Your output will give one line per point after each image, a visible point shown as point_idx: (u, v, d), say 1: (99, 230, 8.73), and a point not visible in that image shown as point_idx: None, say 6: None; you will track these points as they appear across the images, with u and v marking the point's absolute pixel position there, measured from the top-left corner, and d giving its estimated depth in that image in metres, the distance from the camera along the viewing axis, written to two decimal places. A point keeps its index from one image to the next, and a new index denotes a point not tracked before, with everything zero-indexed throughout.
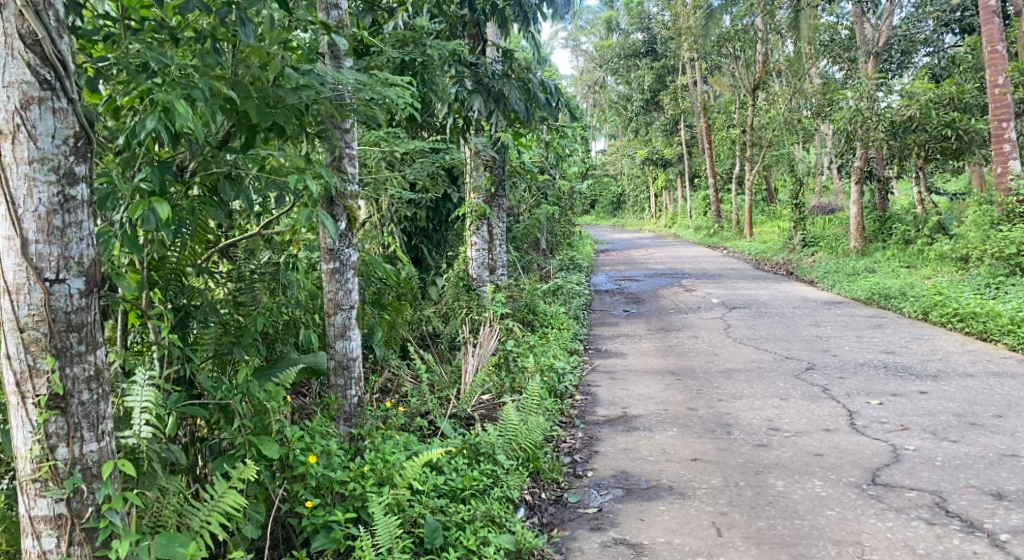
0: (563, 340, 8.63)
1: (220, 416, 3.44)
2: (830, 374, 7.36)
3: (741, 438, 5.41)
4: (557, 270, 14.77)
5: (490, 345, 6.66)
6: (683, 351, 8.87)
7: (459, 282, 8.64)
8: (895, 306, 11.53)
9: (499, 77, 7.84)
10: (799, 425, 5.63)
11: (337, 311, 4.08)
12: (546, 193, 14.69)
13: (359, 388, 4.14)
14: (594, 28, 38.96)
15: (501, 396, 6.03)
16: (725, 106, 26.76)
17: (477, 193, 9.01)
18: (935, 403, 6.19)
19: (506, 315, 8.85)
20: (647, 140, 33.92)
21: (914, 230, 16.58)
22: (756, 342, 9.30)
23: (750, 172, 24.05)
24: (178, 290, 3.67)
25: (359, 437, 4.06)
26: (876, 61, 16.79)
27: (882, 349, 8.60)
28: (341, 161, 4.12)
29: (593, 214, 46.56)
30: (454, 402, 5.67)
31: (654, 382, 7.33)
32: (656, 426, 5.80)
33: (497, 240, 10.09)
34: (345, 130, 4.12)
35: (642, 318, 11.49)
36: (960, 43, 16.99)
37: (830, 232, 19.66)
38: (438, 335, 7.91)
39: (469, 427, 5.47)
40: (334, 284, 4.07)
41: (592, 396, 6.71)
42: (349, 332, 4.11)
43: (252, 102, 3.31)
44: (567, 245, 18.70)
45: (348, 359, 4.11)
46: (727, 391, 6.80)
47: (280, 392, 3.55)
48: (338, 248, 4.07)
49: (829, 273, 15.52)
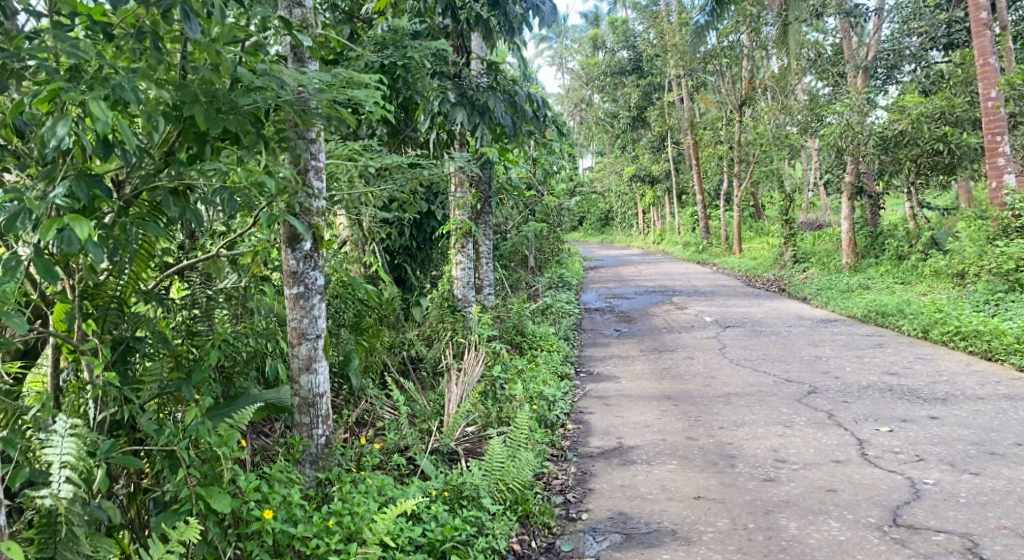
0: (553, 364, 8.23)
1: (164, 464, 3.06)
2: (834, 398, 7.00)
3: (747, 472, 5.02)
4: (546, 289, 14.39)
5: (475, 371, 6.27)
6: (678, 374, 8.48)
7: (444, 304, 8.25)
8: (893, 324, 11.19)
9: (484, 89, 7.53)
10: (807, 456, 5.26)
11: (302, 342, 3.70)
12: (534, 210, 14.34)
13: (327, 426, 3.77)
14: (579, 46, 38.83)
15: (488, 427, 5.59)
16: (713, 123, 26.56)
17: (462, 210, 8.64)
18: (948, 429, 5.82)
19: (494, 338, 8.45)
20: (634, 157, 33.69)
21: (907, 246, 16.30)
22: (754, 363, 8.94)
23: (739, 188, 23.80)
24: (118, 320, 3.29)
25: (327, 482, 3.73)
26: (865, 76, 16.55)
27: (884, 370, 8.25)
28: (307, 173, 3.73)
29: (581, 231, 46.27)
30: (436, 435, 5.26)
31: (650, 408, 6.94)
32: (655, 458, 5.42)
33: (483, 258, 9.71)
34: (311, 140, 3.74)
35: (634, 338, 11.12)
36: (945, 60, 16.71)
37: (821, 248, 19.38)
38: (421, 360, 7.52)
39: (452, 464, 5.06)
40: (298, 311, 3.70)
41: (585, 424, 6.32)
42: (316, 366, 3.73)
43: (199, 106, 2.95)
44: (556, 263, 18.34)
45: (314, 395, 3.73)
46: (728, 418, 6.41)
47: (234, 435, 3.14)
48: (302, 271, 3.69)
49: (823, 289, 15.21)
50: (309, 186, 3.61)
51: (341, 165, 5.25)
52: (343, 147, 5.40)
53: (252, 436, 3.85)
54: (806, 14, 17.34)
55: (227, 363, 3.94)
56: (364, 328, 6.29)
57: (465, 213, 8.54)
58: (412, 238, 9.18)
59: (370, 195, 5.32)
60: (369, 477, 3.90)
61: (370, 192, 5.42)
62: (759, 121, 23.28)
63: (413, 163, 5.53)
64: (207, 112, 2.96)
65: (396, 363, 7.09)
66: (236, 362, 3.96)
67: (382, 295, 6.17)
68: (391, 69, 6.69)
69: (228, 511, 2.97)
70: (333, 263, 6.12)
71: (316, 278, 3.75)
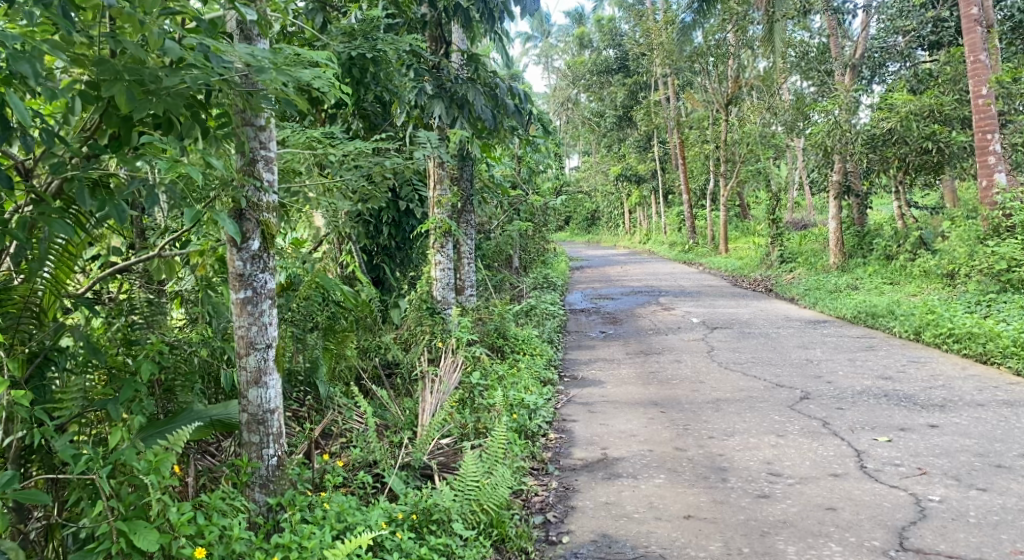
0: (535, 369, 7.88)
1: (85, 493, 2.74)
2: (828, 405, 6.68)
3: (740, 487, 4.70)
4: (530, 289, 14.04)
5: (451, 380, 5.89)
6: (664, 378, 8.16)
7: (422, 305, 7.88)
8: (884, 326, 10.89)
9: (463, 81, 7.21)
10: (803, 469, 4.94)
11: (250, 352, 3.36)
12: (518, 209, 13.97)
13: (279, 445, 3.44)
14: (564, 45, 38.48)
15: (463, 440, 5.24)
16: (698, 121, 26.27)
17: (441, 207, 8.26)
18: (950, 439, 5.49)
19: (474, 341, 8.10)
20: (620, 156, 33.35)
21: (895, 246, 16.03)
22: (743, 366, 8.63)
23: (725, 187, 23.52)
24: (30, 334, 3.08)
25: (279, 508, 3.39)
26: (854, 73, 16.25)
27: (878, 374, 7.92)
28: (254, 163, 3.38)
29: (567, 230, 46.00)
30: (407, 448, 4.90)
31: (636, 415, 6.61)
32: (641, 472, 5.09)
33: (465, 258, 9.36)
34: (260, 127, 3.39)
35: (619, 340, 10.81)
36: (927, 60, 16.44)
37: (809, 248, 19.11)
38: (397, 366, 7.16)
39: (424, 480, 4.72)
40: (245, 317, 3.35)
41: (568, 434, 5.99)
42: (267, 379, 3.40)
43: (121, 86, 2.61)
44: (541, 263, 18.02)
45: (265, 411, 3.40)
46: (719, 427, 6.09)
47: (165, 461, 2.80)
48: (250, 273, 3.34)
49: (811, 290, 14.95)
50: (256, 180, 3.28)
51: (306, 155, 4.88)
52: (305, 140, 5.02)
53: (197, 456, 3.50)
54: (793, 10, 17.05)
55: (168, 372, 3.50)
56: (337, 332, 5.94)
57: (445, 210, 8.18)
58: (391, 238, 8.82)
59: (333, 189, 4.96)
60: (327, 500, 3.58)
61: (336, 188, 5.05)
62: (745, 120, 23.00)
63: (384, 157, 5.16)
64: (130, 91, 2.63)
65: (369, 369, 6.74)
66: (178, 372, 3.53)
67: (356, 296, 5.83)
68: (361, 62, 6.32)
69: (156, 549, 2.64)
70: (299, 264, 5.76)
71: (267, 280, 3.41)
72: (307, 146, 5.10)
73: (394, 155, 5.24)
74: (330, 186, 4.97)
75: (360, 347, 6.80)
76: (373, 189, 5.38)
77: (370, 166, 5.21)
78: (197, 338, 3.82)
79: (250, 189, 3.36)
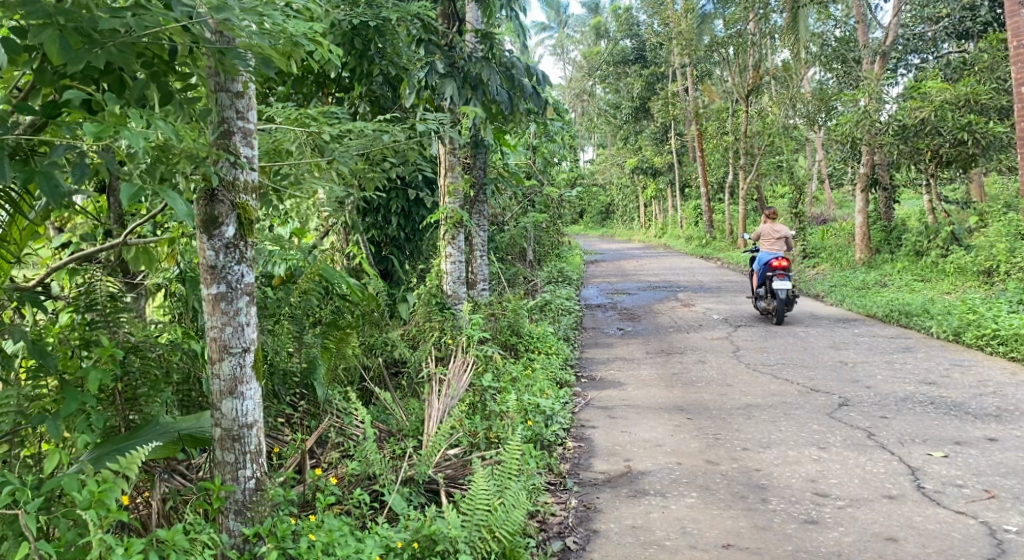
0: (551, 369, 7.37)
1: (10, 531, 2.38)
2: (871, 413, 6.14)
3: (782, 510, 4.20)
4: (544, 283, 13.52)
5: (461, 384, 5.36)
6: (688, 380, 7.65)
7: (432, 300, 7.41)
8: (919, 326, 10.32)
9: (477, 60, 6.74)
10: (854, 488, 4.42)
11: (224, 357, 2.86)
12: (533, 199, 13.42)
13: (258, 465, 2.95)
14: (580, 36, 37.87)
15: (473, 451, 4.73)
16: (717, 113, 25.61)
17: (453, 196, 7.76)
18: (1014, 455, 4.96)
19: (486, 340, 7.60)
20: (636, 148, 32.70)
21: (925, 241, 15.42)
22: (773, 368, 8.08)
23: (746, 181, 22.90)
24: None
25: (256, 540, 2.92)
26: (884, 62, 15.58)
27: (921, 379, 7.36)
28: (229, 136, 2.89)
29: (582, 224, 45.43)
30: (411, 460, 4.42)
31: (661, 422, 6.09)
32: (671, 489, 4.59)
33: (477, 251, 8.88)
34: (237, 94, 2.89)
35: (639, 338, 10.27)
36: (957, 50, 15.73)
37: (832, 243, 18.50)
38: (404, 364, 6.73)
39: (430, 498, 4.24)
40: (218, 316, 2.86)
41: (587, 443, 5.49)
42: (245, 387, 2.90)
43: (49, 32, 2.16)
44: (556, 256, 17.50)
45: (242, 426, 2.89)
46: (752, 437, 5.58)
47: (103, 495, 2.36)
48: (223, 265, 2.84)
49: (837, 286, 14.36)
50: (230, 155, 2.79)
51: (295, 131, 4.41)
52: (298, 116, 4.66)
53: (165, 476, 3.07)
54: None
55: (130, 380, 3.08)
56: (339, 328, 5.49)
57: (456, 199, 7.70)
58: (399, 229, 8.42)
59: (326, 169, 4.50)
60: (314, 528, 3.14)
61: (333, 169, 4.60)
62: (766, 112, 22.37)
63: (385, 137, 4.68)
64: (63, 38, 2.19)
65: (371, 367, 6.28)
66: (144, 379, 3.11)
67: (367, 291, 5.59)
68: (365, 33, 6.04)
69: None
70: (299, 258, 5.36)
71: (245, 272, 2.91)
72: (300, 123, 4.65)
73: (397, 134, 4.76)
74: (324, 167, 4.51)
75: (365, 344, 6.37)
76: (373, 171, 4.90)
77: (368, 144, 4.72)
78: (167, 342, 3.38)
79: (223, 165, 2.86)
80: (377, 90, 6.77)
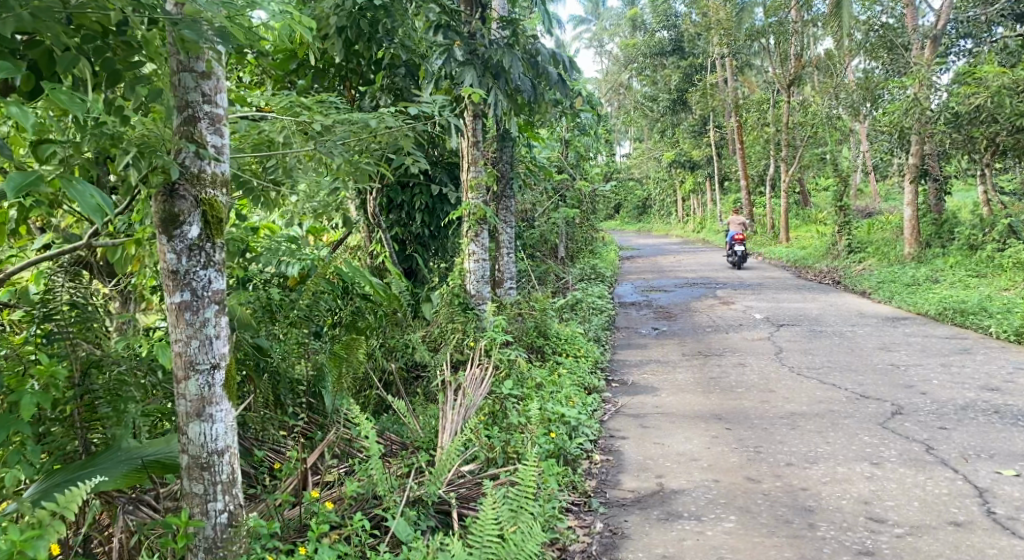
0: (580, 374, 6.97)
1: None
2: (928, 424, 5.65)
3: (833, 538, 3.78)
4: (576, 281, 13.08)
5: (479, 394, 4.98)
6: (727, 385, 7.18)
7: (455, 301, 7.08)
8: (976, 326, 9.73)
9: (499, 46, 6.29)
10: (913, 512, 3.99)
11: (190, 375, 2.70)
12: (564, 194, 12.99)
13: (230, 496, 2.79)
14: (616, 28, 37.22)
15: (488, 468, 4.36)
16: (757, 104, 24.85)
17: (475, 192, 7.37)
18: None
19: (511, 343, 7.23)
20: (674, 142, 31.97)
21: (979, 235, 14.71)
22: (818, 372, 7.59)
23: (788, 173, 22.17)
24: None
25: None
26: (935, 46, 14.83)
27: (982, 384, 6.82)
28: (195, 123, 2.70)
29: (618, 219, 44.75)
30: (421, 477, 4.05)
31: (697, 432, 5.66)
32: (707, 511, 4.18)
33: (503, 248, 8.51)
34: (201, 75, 2.69)
35: (674, 338, 9.81)
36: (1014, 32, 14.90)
37: (879, 238, 17.76)
38: (426, 368, 6.41)
39: (440, 522, 3.91)
40: (182, 327, 2.69)
41: (616, 457, 5.08)
42: (215, 409, 2.74)
43: None
44: (589, 253, 17.01)
45: (212, 452, 2.73)
46: (797, 451, 5.12)
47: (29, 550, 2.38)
48: (187, 270, 2.66)
49: (885, 283, 13.71)
50: (193, 148, 2.60)
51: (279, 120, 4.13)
52: (289, 104, 4.39)
53: (130, 507, 3.04)
54: None
55: (92, 396, 3.06)
56: (354, 331, 5.26)
57: (479, 195, 7.31)
58: (424, 225, 8.10)
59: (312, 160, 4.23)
60: None
61: (323, 161, 4.33)
62: (809, 103, 21.63)
63: (375, 124, 4.38)
64: None
65: (389, 371, 6.00)
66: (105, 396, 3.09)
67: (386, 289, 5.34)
68: (373, 13, 5.80)
69: None
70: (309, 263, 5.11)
71: (214, 278, 2.73)
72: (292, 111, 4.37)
73: (393, 121, 4.45)
74: (314, 157, 4.24)
75: (384, 347, 6.05)
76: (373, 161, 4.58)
77: (362, 132, 4.41)
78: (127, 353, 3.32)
79: (186, 155, 2.67)
80: (390, 80, 6.57)
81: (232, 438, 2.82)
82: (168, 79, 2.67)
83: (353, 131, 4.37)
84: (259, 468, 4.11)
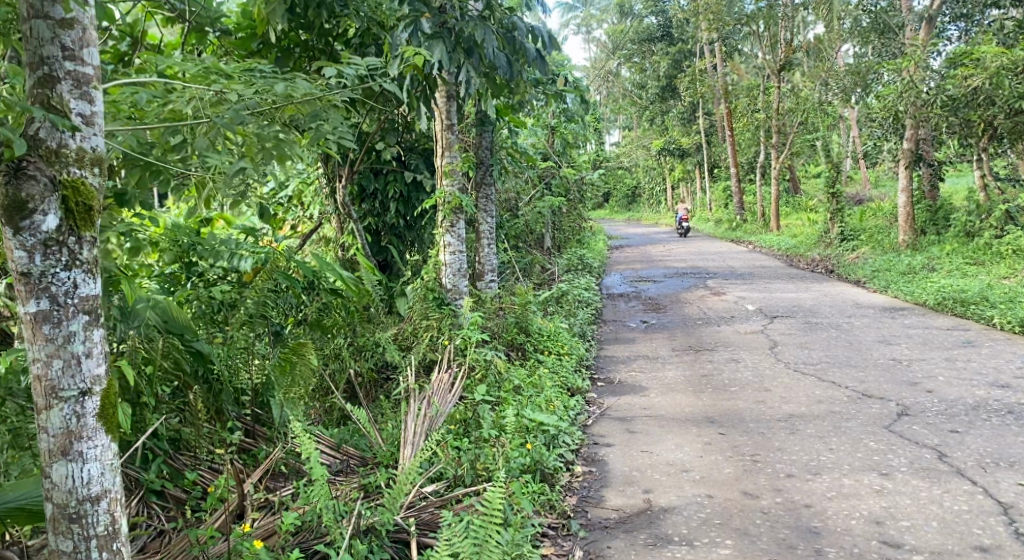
0: (562, 374, 6.51)
1: None
2: (938, 426, 5.20)
3: None
4: (562, 272, 12.61)
5: (446, 404, 4.49)
6: (719, 383, 6.73)
7: (429, 295, 6.66)
8: (978, 316, 9.31)
9: (471, 17, 5.78)
10: (931, 538, 3.56)
11: (53, 404, 2.45)
12: (549, 181, 12.50)
13: (107, 552, 2.53)
14: (605, 15, 36.64)
15: (454, 487, 3.89)
16: (747, 90, 24.41)
17: (450, 178, 6.86)
18: None
19: (489, 341, 6.74)
20: (663, 129, 31.46)
21: (976, 221, 14.30)
22: (817, 368, 7.13)
23: (779, 159, 21.72)
24: None
25: None
26: (929, 27, 14.36)
27: (991, 381, 6.39)
28: (52, 84, 2.46)
29: (608, 208, 44.23)
30: (375, 503, 3.57)
31: (689, 438, 5.20)
32: (700, 533, 3.73)
33: (484, 239, 7.99)
34: (59, 24, 2.47)
35: (664, 332, 9.36)
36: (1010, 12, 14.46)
37: (872, 224, 17.34)
38: (396, 369, 6.04)
39: (398, 552, 3.45)
40: (40, 342, 2.44)
41: (598, 470, 4.61)
42: (86, 446, 2.50)
43: None
44: (577, 243, 16.52)
45: (83, 497, 2.50)
46: (798, 460, 4.67)
47: None
48: (41, 273, 2.41)
49: (880, 271, 13.28)
50: (42, 113, 2.37)
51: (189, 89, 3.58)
52: (199, 71, 3.79)
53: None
54: None
55: None
56: (319, 329, 5.24)
57: (455, 181, 6.81)
58: (399, 216, 7.62)
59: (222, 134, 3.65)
60: None
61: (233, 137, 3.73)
62: (799, 88, 21.15)
63: (288, 88, 3.75)
64: None
65: (361, 370, 5.72)
66: None
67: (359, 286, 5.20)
68: None
69: None
70: (260, 256, 4.68)
71: (82, 282, 2.49)
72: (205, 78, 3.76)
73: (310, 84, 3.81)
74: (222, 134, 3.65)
75: (352, 345, 5.76)
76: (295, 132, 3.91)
77: (271, 102, 3.74)
78: None
79: (42, 126, 2.44)
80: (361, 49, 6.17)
81: (111, 478, 2.57)
82: (22, 29, 2.45)
83: (264, 98, 3.74)
84: (192, 493, 3.62)
